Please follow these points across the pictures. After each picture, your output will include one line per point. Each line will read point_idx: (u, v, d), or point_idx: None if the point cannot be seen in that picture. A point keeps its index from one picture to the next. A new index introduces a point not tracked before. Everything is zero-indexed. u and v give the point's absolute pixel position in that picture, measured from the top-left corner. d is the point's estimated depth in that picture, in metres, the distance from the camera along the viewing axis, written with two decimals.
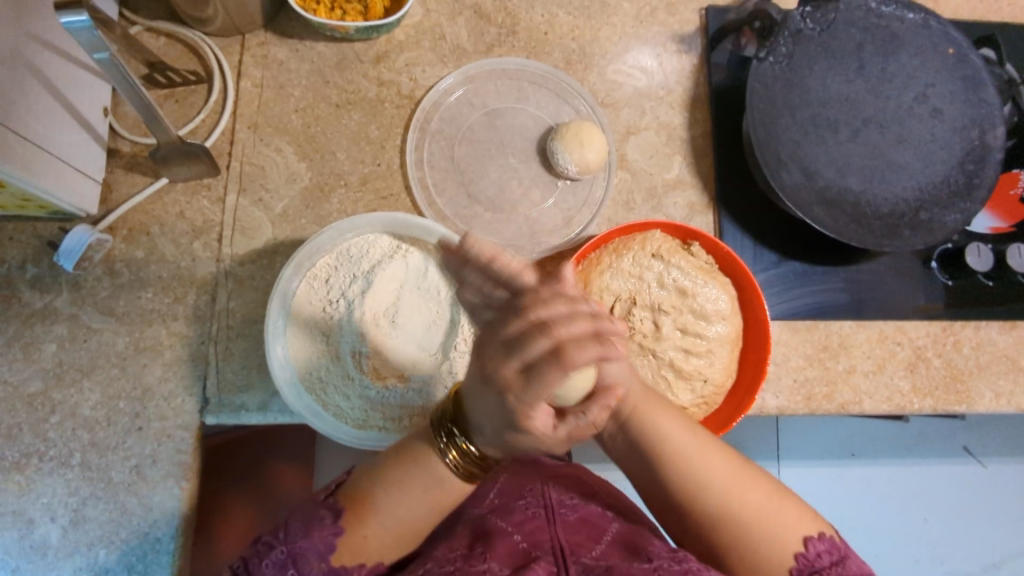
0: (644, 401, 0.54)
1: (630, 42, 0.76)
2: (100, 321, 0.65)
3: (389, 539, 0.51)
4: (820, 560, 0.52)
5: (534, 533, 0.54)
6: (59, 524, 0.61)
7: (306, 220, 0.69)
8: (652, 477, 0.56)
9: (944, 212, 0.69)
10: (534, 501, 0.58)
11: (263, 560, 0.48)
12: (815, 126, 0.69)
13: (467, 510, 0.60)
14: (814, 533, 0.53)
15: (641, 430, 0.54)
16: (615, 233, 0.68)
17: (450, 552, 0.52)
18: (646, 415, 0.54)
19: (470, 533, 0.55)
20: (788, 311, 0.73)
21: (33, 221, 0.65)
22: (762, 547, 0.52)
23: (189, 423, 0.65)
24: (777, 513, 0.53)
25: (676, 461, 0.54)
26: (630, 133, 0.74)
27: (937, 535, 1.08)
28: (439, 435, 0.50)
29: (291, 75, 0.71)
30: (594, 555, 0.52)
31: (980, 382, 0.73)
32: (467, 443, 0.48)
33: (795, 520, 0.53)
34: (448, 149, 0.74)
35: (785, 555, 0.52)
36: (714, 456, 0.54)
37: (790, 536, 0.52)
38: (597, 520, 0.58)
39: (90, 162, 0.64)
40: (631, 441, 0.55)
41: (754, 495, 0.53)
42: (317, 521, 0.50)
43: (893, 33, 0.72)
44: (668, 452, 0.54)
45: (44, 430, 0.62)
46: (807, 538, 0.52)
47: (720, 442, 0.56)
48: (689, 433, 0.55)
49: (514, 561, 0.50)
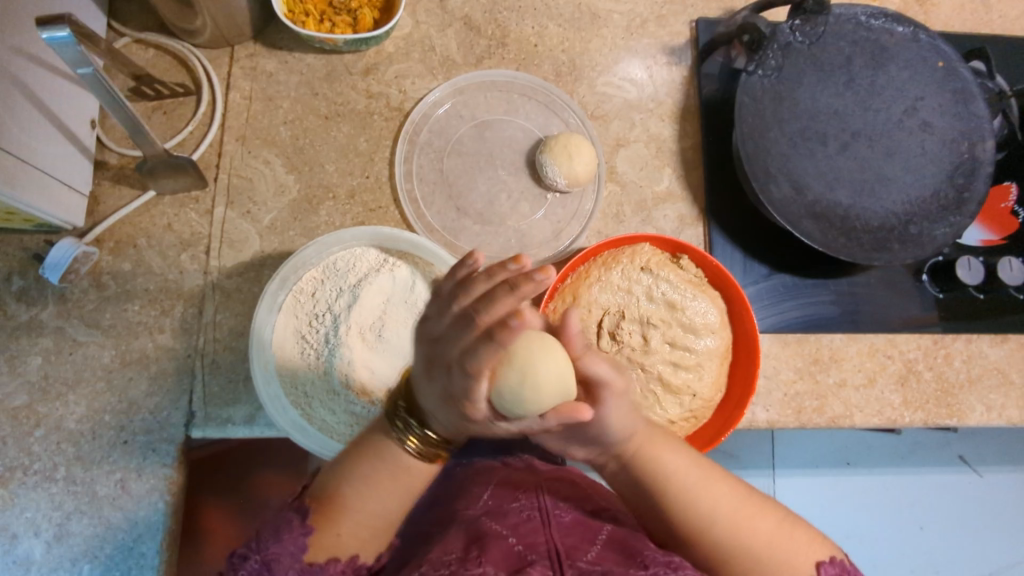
0: (648, 440, 0.54)
1: (620, 54, 0.76)
2: (87, 334, 0.65)
3: (362, 532, 0.50)
4: None
5: (529, 536, 0.53)
6: (43, 539, 0.61)
7: (293, 232, 0.69)
8: (658, 515, 0.55)
9: (934, 225, 0.68)
10: (528, 505, 0.57)
11: (239, 572, 0.45)
12: (804, 139, 0.69)
13: (462, 513, 0.58)
14: (826, 557, 0.53)
15: (647, 470, 0.54)
16: (605, 246, 0.67)
17: (444, 556, 0.51)
18: (651, 451, 0.54)
19: (464, 535, 0.54)
20: (778, 324, 0.72)
21: (19, 233, 0.65)
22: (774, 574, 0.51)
23: (175, 437, 0.64)
24: (788, 541, 0.53)
25: (683, 498, 0.53)
26: (620, 145, 0.74)
27: (934, 545, 1.08)
28: (395, 425, 0.52)
29: (280, 87, 0.71)
30: (590, 559, 0.51)
31: (972, 395, 0.73)
32: (422, 429, 0.50)
33: (805, 546, 0.53)
34: (436, 161, 0.74)
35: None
36: (719, 488, 0.54)
37: (799, 562, 0.52)
38: (589, 521, 0.57)
39: (76, 175, 0.64)
40: (633, 481, 0.55)
41: (762, 523, 0.53)
42: (284, 524, 0.48)
43: (882, 46, 0.72)
44: (673, 486, 0.53)
45: (28, 444, 0.62)
46: (820, 563, 0.52)
47: (726, 475, 0.56)
48: (694, 466, 0.55)
49: (510, 565, 0.49)
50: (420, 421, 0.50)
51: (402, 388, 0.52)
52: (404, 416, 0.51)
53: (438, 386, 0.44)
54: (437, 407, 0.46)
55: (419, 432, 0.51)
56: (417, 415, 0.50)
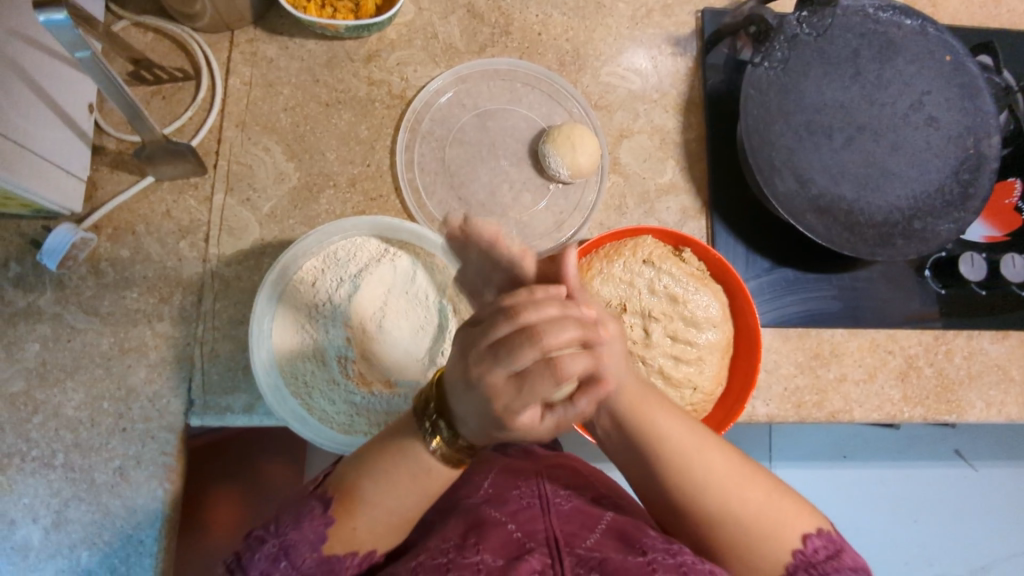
0: (644, 400, 0.53)
1: (625, 44, 0.75)
2: (84, 321, 0.64)
3: (379, 528, 0.50)
4: (816, 556, 0.51)
5: (528, 523, 0.52)
6: (40, 525, 0.61)
7: (294, 221, 0.69)
8: (646, 477, 0.55)
9: (938, 221, 0.68)
10: (528, 492, 0.56)
11: (256, 554, 0.46)
12: (809, 132, 0.68)
13: (462, 499, 0.58)
14: (812, 529, 0.52)
15: (641, 430, 0.54)
16: (605, 238, 0.67)
17: (442, 544, 0.51)
18: (645, 413, 0.53)
19: (464, 523, 0.54)
20: (779, 318, 0.72)
21: (16, 218, 0.64)
22: (762, 546, 0.51)
23: (174, 425, 0.64)
24: (777, 510, 0.52)
25: (676, 461, 0.53)
26: (623, 136, 0.74)
27: (928, 538, 1.09)
28: (423, 426, 0.48)
29: (280, 73, 0.70)
30: (588, 545, 0.51)
31: (971, 391, 0.73)
32: (451, 437, 0.47)
33: (793, 517, 0.53)
34: (438, 150, 0.74)
35: (784, 551, 0.51)
36: (713, 454, 0.54)
37: (789, 532, 0.52)
38: (590, 509, 0.57)
39: (75, 160, 0.63)
40: (622, 435, 0.55)
41: (752, 491, 0.53)
42: (310, 514, 0.48)
43: (889, 39, 0.71)
44: (669, 451, 0.53)
45: (26, 430, 0.62)
46: (805, 534, 0.52)
47: (721, 443, 0.55)
48: (691, 433, 0.54)
49: (508, 552, 0.49)
50: (449, 426, 0.46)
51: (433, 388, 0.47)
52: (433, 420, 0.47)
53: (478, 398, 0.41)
54: (471, 412, 0.43)
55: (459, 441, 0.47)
56: (447, 420, 0.46)
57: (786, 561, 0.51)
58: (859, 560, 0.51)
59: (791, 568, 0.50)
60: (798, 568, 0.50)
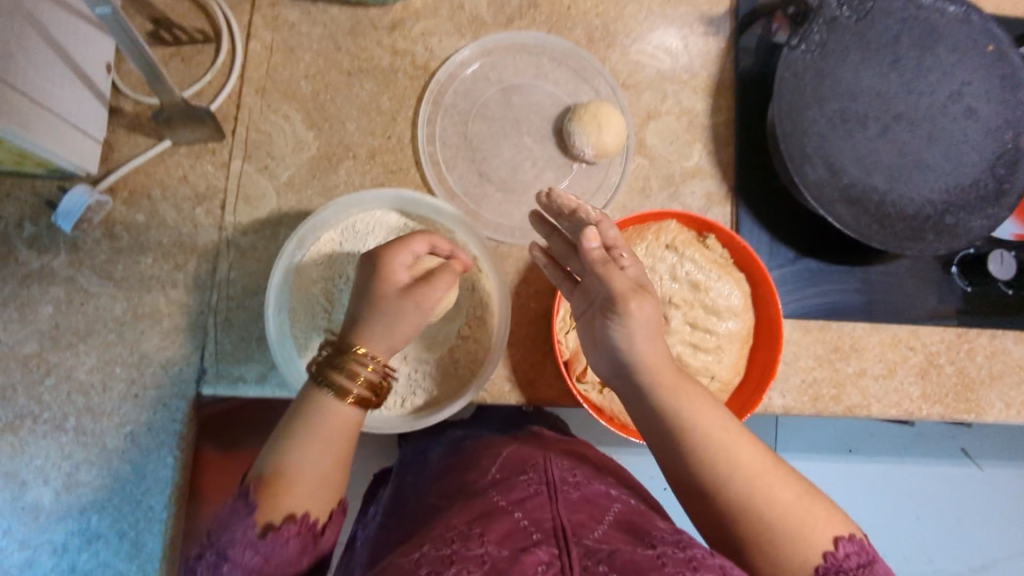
0: (672, 380, 0.50)
1: (656, 21, 0.73)
2: (98, 285, 0.63)
3: (309, 490, 0.48)
4: (848, 561, 0.47)
5: (535, 511, 0.50)
6: (51, 487, 0.61)
7: (312, 191, 0.67)
8: (667, 462, 0.51)
9: (971, 217, 0.66)
10: (536, 479, 0.55)
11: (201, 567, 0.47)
12: (843, 120, 0.66)
13: (469, 484, 0.57)
14: (845, 534, 0.48)
15: (667, 412, 0.50)
16: (629, 222, 0.65)
17: (447, 532, 0.48)
18: (672, 390, 0.50)
19: (471, 511, 0.51)
20: (801, 310, 0.71)
21: (31, 178, 0.63)
22: (789, 544, 0.47)
23: (186, 393, 0.64)
24: (808, 511, 0.48)
25: (705, 449, 0.49)
26: (650, 117, 0.72)
27: (930, 534, 1.08)
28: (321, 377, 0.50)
29: (302, 39, 0.68)
30: (597, 537, 0.48)
31: (992, 391, 0.72)
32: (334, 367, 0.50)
33: (825, 521, 0.49)
34: (460, 125, 0.72)
35: (813, 554, 0.47)
36: (745, 444, 0.50)
37: (820, 536, 0.48)
38: (598, 498, 0.55)
39: (91, 120, 0.62)
40: (643, 415, 0.51)
41: (781, 487, 0.49)
42: (234, 514, 0.47)
43: (931, 26, 0.68)
44: (697, 432, 0.49)
45: (38, 393, 0.62)
46: (838, 538, 0.48)
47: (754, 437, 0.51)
48: (721, 416, 0.50)
49: (514, 542, 0.47)
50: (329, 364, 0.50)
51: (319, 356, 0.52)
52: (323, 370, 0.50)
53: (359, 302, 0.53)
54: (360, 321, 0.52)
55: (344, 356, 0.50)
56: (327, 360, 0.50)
57: (815, 564, 0.47)
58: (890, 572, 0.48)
59: (820, 573, 0.47)
60: (828, 571, 0.47)
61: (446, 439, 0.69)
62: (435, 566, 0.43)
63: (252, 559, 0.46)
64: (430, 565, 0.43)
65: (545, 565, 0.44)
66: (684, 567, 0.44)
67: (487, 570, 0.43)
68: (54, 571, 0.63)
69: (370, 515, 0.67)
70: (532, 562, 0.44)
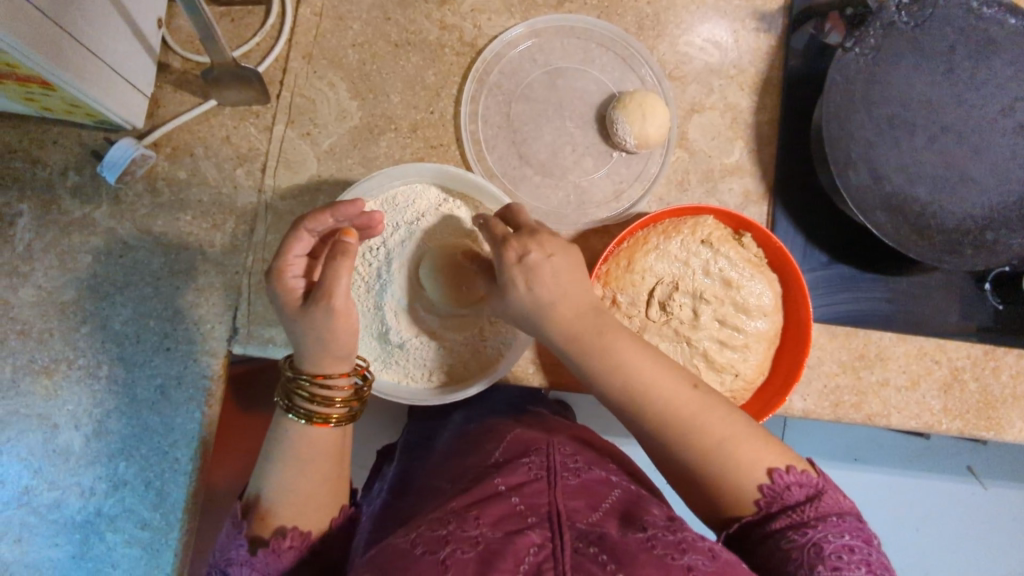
0: (596, 334, 0.52)
1: (707, 13, 0.72)
2: (137, 239, 0.64)
3: (305, 503, 0.52)
4: (789, 494, 0.49)
5: (532, 496, 0.50)
6: (82, 432, 0.63)
7: (352, 160, 0.68)
8: (600, 399, 0.54)
9: (1012, 234, 0.65)
10: (537, 463, 0.54)
11: None
12: (891, 127, 0.66)
13: (473, 467, 0.56)
14: (782, 466, 0.50)
15: (591, 364, 0.52)
16: (666, 214, 0.65)
17: (445, 513, 0.49)
18: (596, 345, 0.52)
19: (469, 495, 0.51)
20: (829, 316, 0.71)
21: (78, 127, 0.64)
22: (725, 483, 0.50)
23: (216, 351, 0.65)
24: (741, 448, 0.50)
25: (628, 386, 0.52)
26: (694, 110, 0.72)
27: (929, 549, 1.09)
28: (288, 404, 0.53)
29: (352, 7, 0.68)
30: (591, 521, 0.48)
31: (1014, 411, 0.71)
32: (293, 392, 0.53)
33: (759, 455, 0.50)
34: (504, 104, 0.72)
35: (748, 489, 0.50)
36: (668, 378, 0.52)
37: (754, 472, 0.50)
38: (597, 484, 0.54)
39: (140, 75, 0.63)
40: (572, 361, 0.53)
41: (714, 419, 0.51)
42: (232, 532, 0.50)
43: (990, 38, 0.67)
44: (625, 382, 0.52)
45: (74, 339, 0.63)
46: (773, 471, 0.49)
47: (687, 377, 0.53)
48: (649, 363, 0.52)
49: (508, 526, 0.47)
50: (289, 392, 0.53)
51: (282, 390, 0.54)
52: (288, 400, 0.53)
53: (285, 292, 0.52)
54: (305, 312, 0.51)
55: (304, 383, 0.52)
56: (286, 391, 0.53)
57: (753, 499, 0.49)
58: (841, 499, 0.48)
59: (761, 504, 0.49)
60: (769, 504, 0.49)
61: (457, 422, 0.69)
62: (431, 547, 0.44)
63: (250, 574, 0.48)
64: (426, 546, 0.45)
65: (537, 548, 0.45)
66: (673, 550, 0.45)
67: (481, 551, 0.44)
68: (81, 513, 0.64)
69: (375, 492, 0.67)
70: (524, 545, 0.44)
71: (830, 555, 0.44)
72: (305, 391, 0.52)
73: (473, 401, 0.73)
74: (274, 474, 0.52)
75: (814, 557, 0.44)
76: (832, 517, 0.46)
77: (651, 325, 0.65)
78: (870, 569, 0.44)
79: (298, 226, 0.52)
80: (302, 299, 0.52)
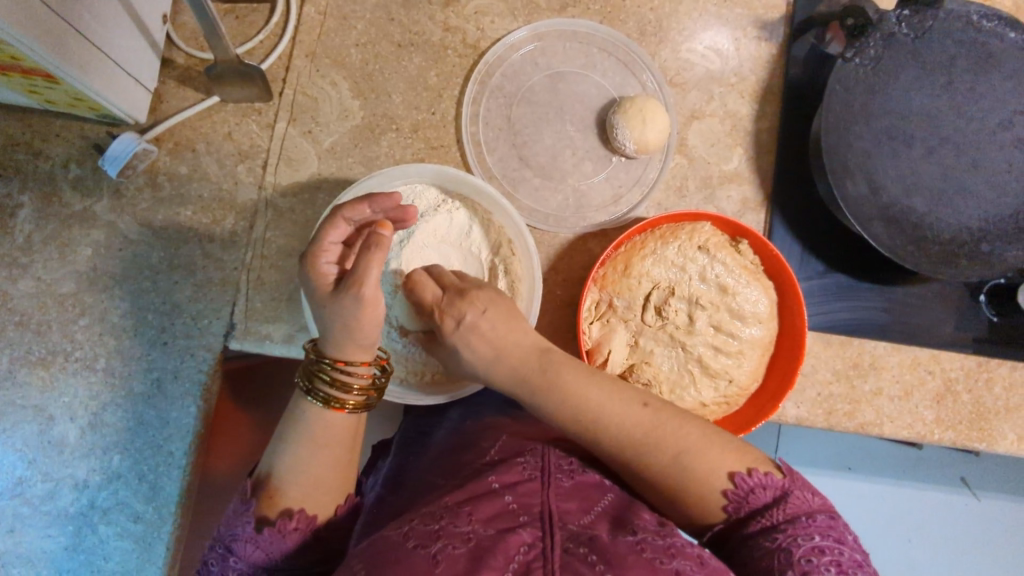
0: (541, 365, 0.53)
1: (709, 21, 0.72)
2: (137, 232, 0.65)
3: (308, 491, 0.52)
4: (754, 499, 0.49)
5: (525, 495, 0.50)
6: (77, 424, 0.63)
7: (352, 159, 0.68)
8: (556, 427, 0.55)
9: (1008, 247, 0.66)
10: (531, 464, 0.55)
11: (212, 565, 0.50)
12: (890, 138, 0.66)
13: (467, 464, 0.57)
14: (743, 470, 0.50)
15: (542, 396, 0.53)
16: (665, 219, 0.66)
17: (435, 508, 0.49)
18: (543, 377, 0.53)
19: (461, 491, 0.51)
20: (824, 324, 0.71)
21: (80, 120, 0.64)
22: (687, 495, 0.51)
23: (213, 346, 0.65)
24: (697, 461, 0.51)
25: (574, 414, 0.52)
26: (694, 117, 0.72)
27: (920, 560, 1.09)
28: (308, 385, 0.54)
29: (356, 6, 0.69)
30: (582, 524, 0.48)
31: (1006, 423, 0.72)
32: (314, 373, 0.53)
33: (717, 461, 0.51)
34: (505, 107, 0.72)
35: (715, 496, 0.50)
36: (615, 402, 0.52)
37: (714, 480, 0.50)
38: (590, 486, 0.54)
39: (144, 70, 0.63)
40: (524, 394, 0.54)
41: (666, 435, 0.51)
42: (238, 512, 0.51)
43: (990, 51, 0.67)
44: (574, 410, 0.52)
45: (71, 331, 0.63)
46: (733, 476, 0.50)
47: (634, 395, 0.53)
48: (593, 388, 0.53)
49: (500, 523, 0.47)
50: (310, 373, 0.53)
51: (303, 370, 0.54)
52: (308, 380, 0.53)
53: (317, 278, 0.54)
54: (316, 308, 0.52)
55: (326, 366, 0.53)
56: (307, 372, 0.53)
57: (720, 505, 0.50)
58: (809, 497, 0.48)
59: (729, 511, 0.50)
60: (736, 510, 0.50)
61: (452, 420, 0.69)
62: (423, 540, 0.44)
63: (254, 552, 0.49)
64: (417, 539, 0.44)
65: (527, 547, 0.45)
66: (662, 554, 0.45)
67: (471, 547, 0.44)
68: (74, 504, 0.64)
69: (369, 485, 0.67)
70: (515, 543, 0.45)
71: (799, 559, 0.44)
72: (326, 374, 0.53)
73: (469, 401, 0.73)
74: (270, 468, 0.53)
75: (784, 563, 0.45)
76: (800, 519, 0.47)
77: (647, 329, 0.66)
78: (842, 570, 0.44)
79: (335, 214, 0.54)
80: (333, 286, 0.54)
